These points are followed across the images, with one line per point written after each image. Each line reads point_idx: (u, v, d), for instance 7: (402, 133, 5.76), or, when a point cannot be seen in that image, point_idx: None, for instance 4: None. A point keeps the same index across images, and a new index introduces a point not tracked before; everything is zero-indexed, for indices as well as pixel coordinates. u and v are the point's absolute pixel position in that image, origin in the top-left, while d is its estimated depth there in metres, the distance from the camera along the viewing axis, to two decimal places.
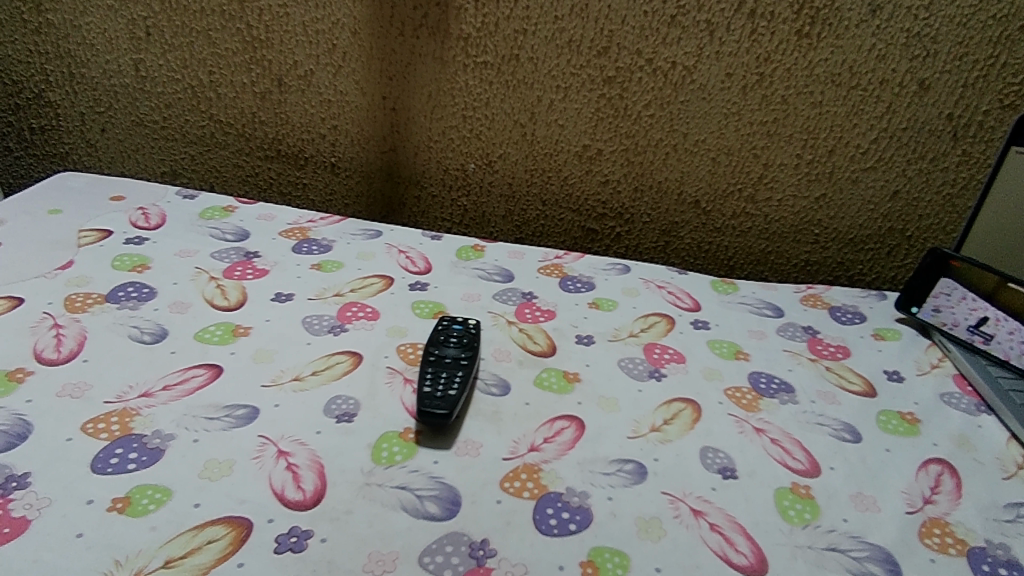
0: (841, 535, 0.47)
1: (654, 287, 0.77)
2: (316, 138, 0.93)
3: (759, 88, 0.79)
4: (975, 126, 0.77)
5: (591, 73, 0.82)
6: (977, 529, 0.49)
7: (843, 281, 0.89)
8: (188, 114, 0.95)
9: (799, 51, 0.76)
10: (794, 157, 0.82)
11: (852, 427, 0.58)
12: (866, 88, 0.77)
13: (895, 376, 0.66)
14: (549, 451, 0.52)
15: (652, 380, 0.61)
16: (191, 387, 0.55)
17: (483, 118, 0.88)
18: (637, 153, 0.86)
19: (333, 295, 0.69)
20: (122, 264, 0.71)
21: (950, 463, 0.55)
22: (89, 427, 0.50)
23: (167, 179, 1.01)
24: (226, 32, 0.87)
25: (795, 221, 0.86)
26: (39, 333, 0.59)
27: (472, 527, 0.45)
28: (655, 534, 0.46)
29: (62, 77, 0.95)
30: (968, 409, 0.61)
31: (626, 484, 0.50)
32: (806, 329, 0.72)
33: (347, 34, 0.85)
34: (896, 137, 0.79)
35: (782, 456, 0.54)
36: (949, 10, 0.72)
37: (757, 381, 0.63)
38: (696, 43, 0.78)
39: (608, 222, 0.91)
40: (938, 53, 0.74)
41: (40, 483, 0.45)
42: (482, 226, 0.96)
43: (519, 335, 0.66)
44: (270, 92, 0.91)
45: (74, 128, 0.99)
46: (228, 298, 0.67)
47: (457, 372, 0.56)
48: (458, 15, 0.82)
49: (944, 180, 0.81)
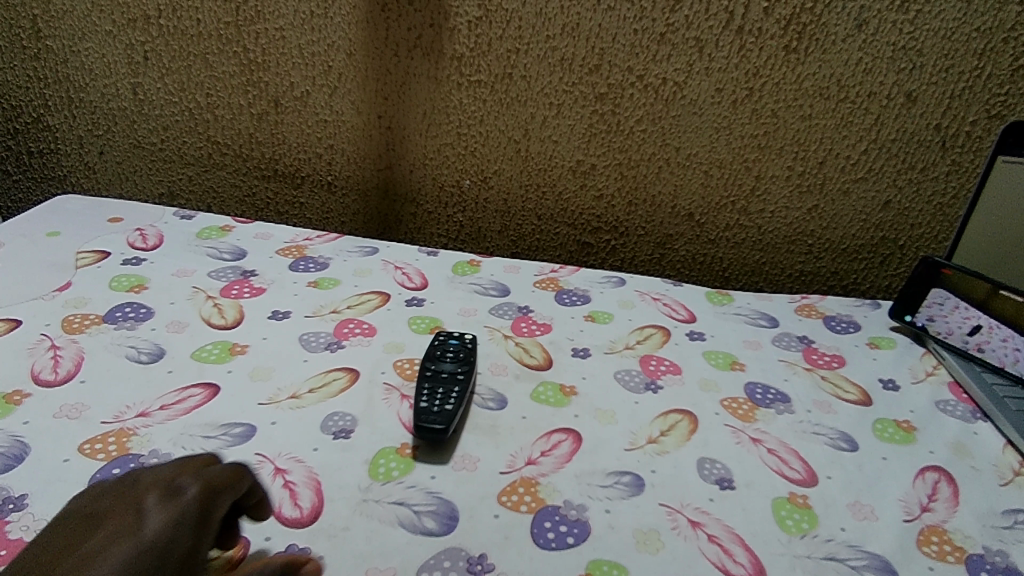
0: (839, 544, 0.47)
1: (649, 300, 0.77)
2: (313, 158, 0.94)
3: (749, 102, 0.80)
4: (964, 136, 0.78)
5: (583, 90, 0.83)
6: (975, 536, 0.49)
7: (837, 291, 0.90)
8: (186, 136, 0.96)
9: (788, 66, 0.77)
10: (785, 169, 0.83)
11: (848, 435, 0.58)
12: (854, 101, 0.78)
13: (890, 384, 0.66)
14: (547, 464, 0.52)
15: (649, 392, 0.62)
16: (188, 406, 0.55)
17: (477, 136, 0.89)
18: (630, 167, 0.87)
19: (330, 312, 0.70)
20: (120, 284, 0.71)
21: (946, 470, 0.55)
22: (86, 447, 0.50)
23: (166, 201, 1.02)
24: (223, 55, 0.89)
25: (788, 232, 0.87)
26: (37, 355, 0.59)
27: (470, 542, 0.45)
28: (654, 546, 0.46)
29: (61, 102, 0.96)
30: (963, 416, 0.61)
31: (623, 497, 0.50)
32: (801, 339, 0.72)
33: (343, 56, 0.86)
34: (886, 148, 0.80)
35: (779, 466, 0.54)
36: (934, 24, 0.73)
37: (753, 391, 0.63)
38: (686, 59, 0.79)
39: (602, 236, 0.92)
40: (924, 66, 0.75)
41: (37, 504, 0.45)
42: (478, 242, 0.96)
43: (515, 349, 0.67)
44: (267, 113, 0.92)
45: (72, 151, 1.00)
46: (225, 317, 0.67)
47: (454, 387, 0.56)
48: (452, 36, 0.83)
49: (934, 189, 0.81)
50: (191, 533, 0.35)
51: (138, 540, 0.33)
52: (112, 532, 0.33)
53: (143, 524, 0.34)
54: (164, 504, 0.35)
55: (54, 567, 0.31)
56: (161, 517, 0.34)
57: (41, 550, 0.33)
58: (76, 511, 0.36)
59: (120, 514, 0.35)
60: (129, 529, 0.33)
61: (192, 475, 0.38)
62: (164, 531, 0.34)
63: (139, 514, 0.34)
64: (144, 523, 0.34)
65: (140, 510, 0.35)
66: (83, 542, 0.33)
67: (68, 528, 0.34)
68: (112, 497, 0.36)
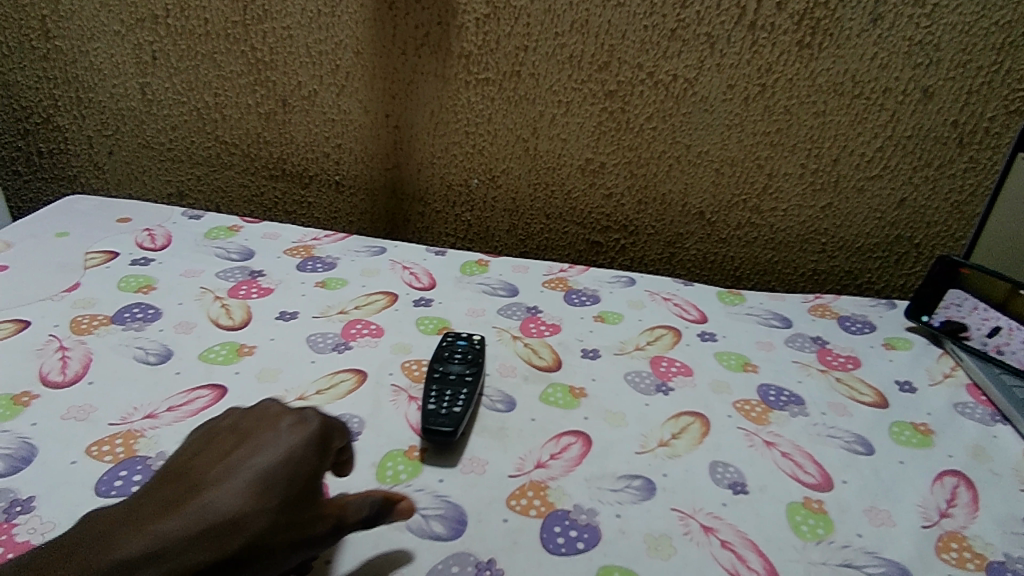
0: (856, 551, 0.46)
1: (660, 300, 0.76)
2: (320, 157, 0.94)
3: (761, 99, 0.79)
4: (981, 133, 0.76)
5: (592, 87, 0.82)
6: (996, 543, 0.48)
7: (851, 290, 0.89)
8: (194, 136, 0.96)
9: (801, 62, 0.76)
10: (798, 167, 0.82)
11: (864, 439, 0.57)
12: (869, 97, 0.77)
13: (907, 386, 0.65)
14: (556, 467, 0.51)
15: (659, 394, 0.61)
16: (195, 407, 0.55)
17: (485, 134, 0.88)
18: (640, 166, 0.86)
19: (338, 313, 0.69)
20: (129, 285, 0.71)
21: (965, 475, 0.54)
22: (94, 449, 0.50)
23: (174, 201, 1.02)
24: (231, 55, 0.88)
25: (801, 230, 0.86)
26: (45, 356, 0.59)
27: (478, 547, 0.45)
28: (666, 552, 0.45)
29: (70, 102, 0.96)
30: (982, 419, 0.60)
31: (634, 501, 0.49)
32: (815, 339, 0.71)
33: (350, 55, 0.86)
34: (901, 145, 0.78)
35: (794, 470, 0.53)
36: (951, 18, 0.71)
37: (766, 393, 0.62)
38: (697, 56, 0.78)
39: (612, 234, 0.91)
40: (941, 61, 0.73)
41: (44, 507, 0.45)
42: (486, 241, 0.96)
43: (524, 350, 0.66)
44: (275, 113, 0.92)
45: (82, 151, 1.00)
46: (232, 318, 0.67)
47: (462, 389, 0.56)
48: (459, 34, 0.82)
49: (951, 187, 0.80)
50: (317, 457, 0.41)
51: (273, 457, 0.39)
52: (254, 447, 0.40)
53: (276, 444, 0.40)
54: (293, 428, 0.41)
55: (208, 470, 0.38)
56: (291, 439, 0.41)
57: (194, 457, 0.40)
58: (221, 427, 0.43)
59: (260, 432, 0.41)
60: (264, 446, 0.40)
61: (317, 409, 0.44)
62: (295, 452, 0.40)
63: (276, 436, 0.41)
64: (276, 442, 0.40)
65: (277, 431, 0.41)
66: (228, 452, 0.40)
67: (214, 441, 0.41)
68: (251, 416, 0.43)
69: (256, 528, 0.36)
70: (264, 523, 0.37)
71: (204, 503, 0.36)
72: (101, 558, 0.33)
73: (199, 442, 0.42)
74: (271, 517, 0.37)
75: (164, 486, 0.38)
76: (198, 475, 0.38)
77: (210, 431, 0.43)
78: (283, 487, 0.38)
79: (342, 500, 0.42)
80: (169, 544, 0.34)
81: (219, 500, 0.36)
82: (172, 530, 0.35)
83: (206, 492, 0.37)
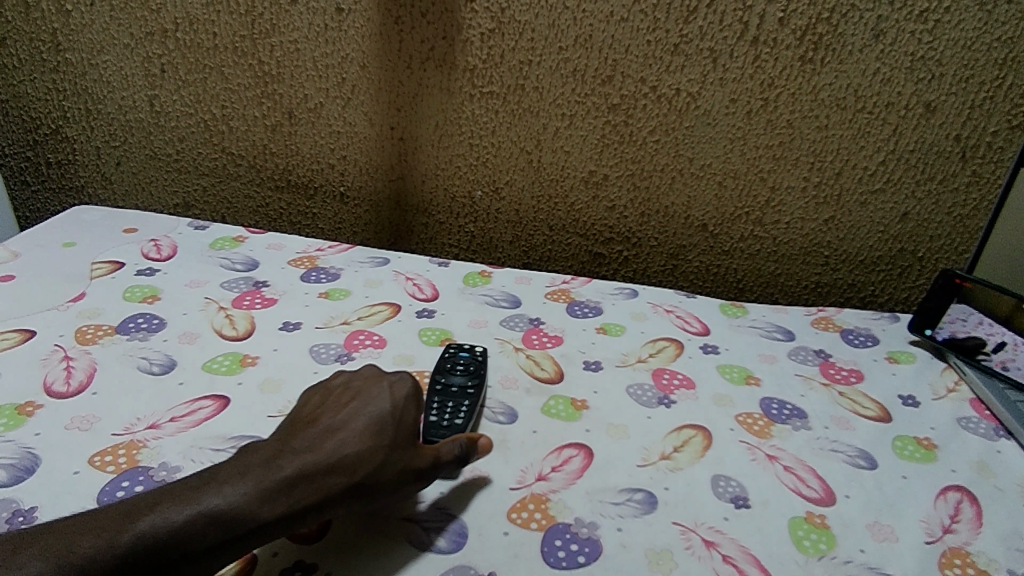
0: (858, 566, 0.46)
1: (662, 312, 0.76)
2: (325, 169, 0.95)
3: (763, 113, 0.79)
4: (984, 147, 0.76)
5: (596, 101, 0.83)
6: (1000, 559, 0.47)
7: (855, 302, 0.89)
8: (201, 147, 0.97)
9: (803, 76, 0.76)
10: (800, 180, 0.82)
11: (867, 453, 0.57)
12: (871, 111, 0.77)
13: (910, 400, 0.64)
14: (557, 480, 0.51)
15: (661, 407, 0.61)
16: (198, 418, 0.55)
17: (489, 146, 0.89)
18: (643, 178, 0.86)
19: (341, 323, 0.70)
20: (134, 295, 0.71)
21: (969, 490, 0.53)
22: (97, 460, 0.50)
23: (181, 211, 1.03)
24: (238, 68, 0.89)
25: (804, 243, 0.86)
26: (50, 365, 0.59)
27: (479, 560, 0.44)
28: (667, 567, 0.45)
29: (79, 114, 0.97)
30: (986, 434, 0.60)
31: (635, 515, 0.49)
32: (818, 353, 0.71)
33: (356, 68, 0.87)
34: (904, 158, 0.79)
35: (796, 484, 0.53)
36: (954, 34, 0.72)
37: (769, 406, 0.62)
38: (699, 70, 0.78)
39: (615, 246, 0.92)
40: (943, 76, 0.74)
41: (46, 517, 0.45)
42: (489, 252, 0.96)
43: (526, 361, 0.66)
44: (281, 125, 0.92)
45: (90, 162, 1.01)
46: (236, 328, 0.67)
47: (464, 401, 0.56)
48: (464, 48, 0.83)
49: (954, 201, 0.80)
50: (414, 408, 0.49)
51: (382, 407, 0.47)
52: (366, 400, 0.48)
53: (383, 397, 0.48)
54: (393, 385, 0.49)
55: (334, 415, 0.46)
56: (393, 393, 0.49)
57: (318, 408, 0.48)
58: (336, 386, 0.51)
59: (368, 389, 0.49)
60: (373, 398, 0.48)
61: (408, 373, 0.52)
62: (398, 403, 0.48)
63: (380, 391, 0.48)
64: (382, 396, 0.48)
65: (381, 387, 0.49)
66: (347, 403, 0.48)
67: (333, 397, 0.49)
68: (359, 378, 0.51)
69: (376, 461, 0.44)
70: (383, 456, 0.44)
71: (337, 441, 0.44)
72: (271, 474, 0.41)
73: (321, 397, 0.50)
74: (387, 452, 0.45)
75: (301, 427, 0.46)
76: (327, 419, 0.46)
77: (328, 389, 0.51)
78: (391, 430, 0.46)
79: (435, 446, 0.49)
80: (318, 468, 0.42)
81: (346, 439, 0.44)
82: (317, 457, 0.42)
83: (337, 431, 0.45)
